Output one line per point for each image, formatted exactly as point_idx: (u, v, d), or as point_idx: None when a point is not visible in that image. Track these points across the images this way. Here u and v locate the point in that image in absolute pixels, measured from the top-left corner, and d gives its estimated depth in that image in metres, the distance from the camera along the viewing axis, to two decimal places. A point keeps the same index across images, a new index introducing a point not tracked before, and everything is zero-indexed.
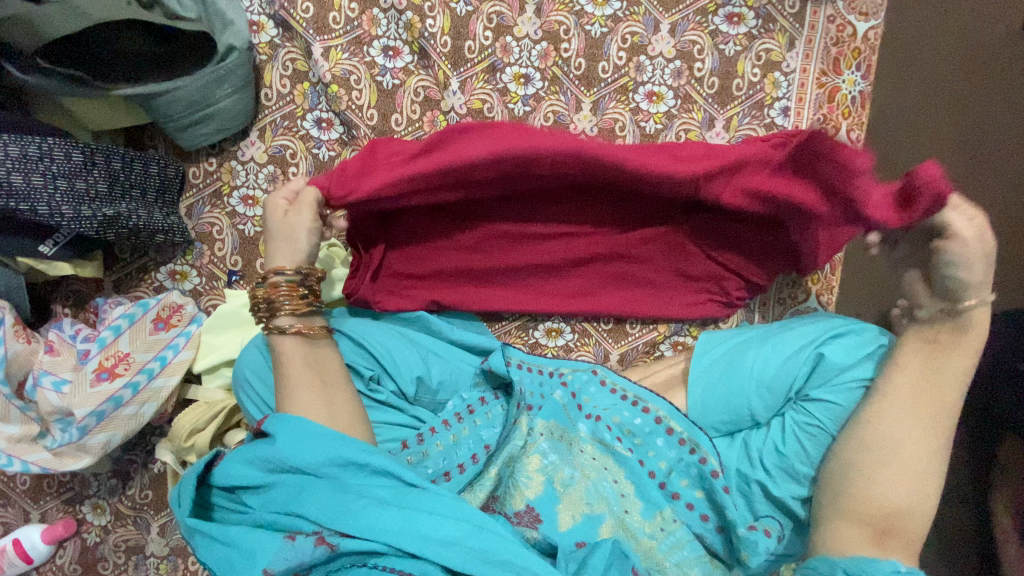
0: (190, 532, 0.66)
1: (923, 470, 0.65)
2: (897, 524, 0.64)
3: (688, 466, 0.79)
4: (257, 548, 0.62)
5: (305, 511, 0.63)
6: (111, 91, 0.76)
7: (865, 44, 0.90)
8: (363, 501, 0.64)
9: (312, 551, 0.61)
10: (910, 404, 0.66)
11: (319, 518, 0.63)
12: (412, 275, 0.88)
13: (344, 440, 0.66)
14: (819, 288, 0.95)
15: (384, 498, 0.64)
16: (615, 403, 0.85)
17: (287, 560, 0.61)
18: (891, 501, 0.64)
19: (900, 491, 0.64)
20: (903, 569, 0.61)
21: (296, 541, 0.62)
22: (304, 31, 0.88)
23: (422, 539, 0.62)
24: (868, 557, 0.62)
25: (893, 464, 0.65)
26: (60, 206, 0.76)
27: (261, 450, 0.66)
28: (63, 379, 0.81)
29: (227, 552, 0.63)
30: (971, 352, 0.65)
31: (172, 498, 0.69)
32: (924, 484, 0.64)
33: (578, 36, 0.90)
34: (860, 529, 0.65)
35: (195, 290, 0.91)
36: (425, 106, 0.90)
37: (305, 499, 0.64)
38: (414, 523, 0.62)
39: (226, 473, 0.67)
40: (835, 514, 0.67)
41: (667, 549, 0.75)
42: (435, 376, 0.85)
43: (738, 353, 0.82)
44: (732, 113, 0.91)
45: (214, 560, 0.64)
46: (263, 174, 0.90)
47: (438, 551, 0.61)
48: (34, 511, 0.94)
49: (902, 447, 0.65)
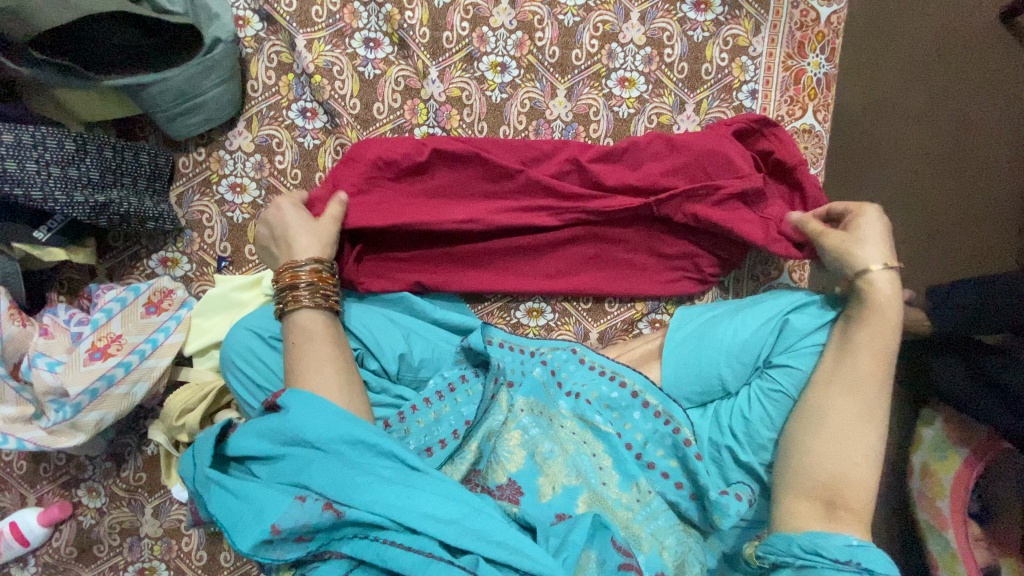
0: (207, 482, 0.68)
1: (863, 438, 0.70)
2: (841, 495, 0.68)
3: (662, 436, 0.81)
4: (267, 506, 0.63)
5: (312, 481, 0.65)
6: (102, 82, 0.80)
7: (828, 28, 0.95)
8: (368, 478, 0.65)
9: (319, 515, 0.62)
10: (856, 382, 0.72)
11: (326, 490, 0.64)
12: (395, 257, 0.91)
13: (356, 420, 0.67)
14: (791, 266, 0.99)
15: (388, 476, 0.66)
16: (594, 379, 0.87)
17: (295, 521, 0.61)
18: (827, 471, 0.69)
19: (846, 461, 0.69)
20: (854, 542, 0.64)
21: (305, 503, 0.63)
22: (288, 24, 0.92)
23: (425, 517, 0.63)
24: (821, 533, 0.65)
25: (834, 436, 0.70)
26: (53, 192, 0.80)
27: (274, 421, 0.67)
28: (57, 360, 0.84)
29: (240, 505, 0.65)
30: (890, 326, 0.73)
31: (183, 464, 0.72)
32: (856, 454, 0.69)
33: (552, 26, 0.94)
34: (812, 502, 0.69)
35: (185, 276, 0.94)
36: (405, 95, 0.93)
37: (313, 471, 0.65)
38: (417, 501, 0.64)
39: (241, 443, 0.68)
40: (788, 488, 0.71)
41: (642, 520, 0.77)
42: (416, 354, 0.87)
43: (710, 327, 0.85)
44: (702, 97, 0.95)
45: (224, 514, 0.65)
46: (250, 163, 0.93)
47: (437, 528, 0.63)
48: (31, 495, 0.97)
49: (842, 420, 0.71)
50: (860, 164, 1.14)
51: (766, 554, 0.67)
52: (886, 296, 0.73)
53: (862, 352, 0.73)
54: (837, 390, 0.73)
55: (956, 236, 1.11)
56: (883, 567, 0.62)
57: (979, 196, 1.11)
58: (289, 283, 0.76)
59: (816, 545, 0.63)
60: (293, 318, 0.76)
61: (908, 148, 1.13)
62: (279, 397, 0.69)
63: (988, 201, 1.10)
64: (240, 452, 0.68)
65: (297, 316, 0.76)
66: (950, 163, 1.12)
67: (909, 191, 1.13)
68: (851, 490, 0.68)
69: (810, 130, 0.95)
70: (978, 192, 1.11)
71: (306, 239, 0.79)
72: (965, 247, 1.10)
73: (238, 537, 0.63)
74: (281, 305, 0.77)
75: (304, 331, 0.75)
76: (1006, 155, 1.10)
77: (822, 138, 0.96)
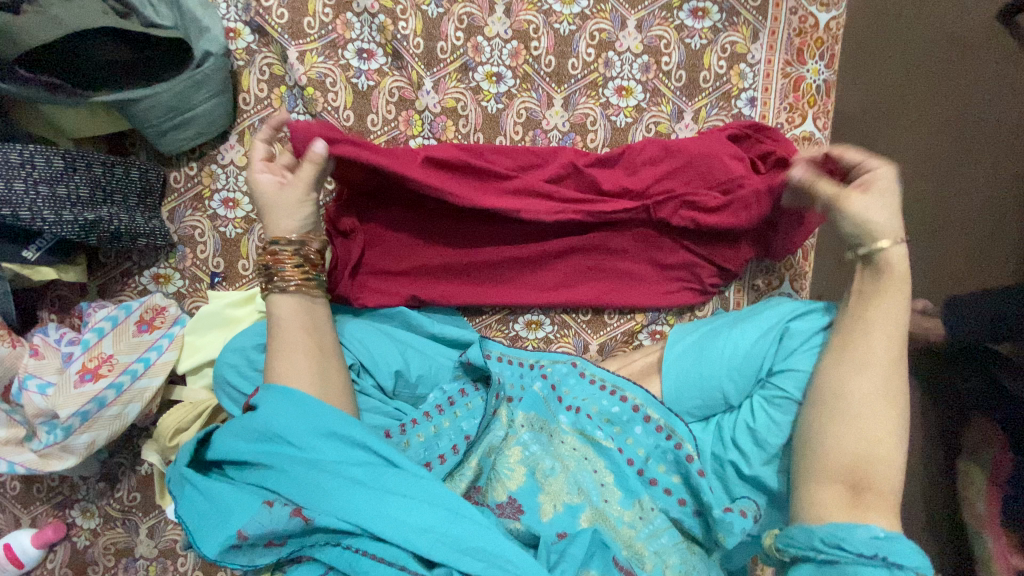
0: (182, 481, 0.66)
1: (879, 416, 0.66)
2: (864, 477, 0.65)
3: (664, 452, 0.79)
4: (236, 508, 0.62)
5: (284, 483, 0.63)
6: (92, 97, 0.79)
7: (827, 34, 0.93)
8: (339, 480, 0.63)
9: (287, 522, 0.61)
10: (856, 355, 0.69)
11: (295, 494, 0.62)
12: (392, 272, 0.89)
13: (333, 413, 0.66)
14: (792, 274, 0.97)
15: (359, 477, 0.63)
16: (594, 393, 0.85)
17: (262, 526, 0.61)
18: (851, 452, 0.66)
19: (858, 441, 0.66)
20: (881, 534, 0.61)
21: (272, 508, 0.62)
22: (280, 36, 0.90)
23: (395, 523, 0.62)
24: (843, 524, 0.62)
25: (846, 417, 0.67)
26: (41, 211, 0.78)
27: (248, 421, 0.65)
28: (48, 381, 0.83)
29: (209, 508, 0.64)
30: (897, 291, 0.69)
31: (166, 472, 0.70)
32: (878, 432, 0.66)
33: (547, 34, 0.93)
34: (835, 487, 0.66)
35: (178, 292, 0.93)
36: (400, 106, 0.92)
37: (285, 473, 0.63)
38: (387, 506, 0.62)
39: (221, 444, 0.67)
40: (808, 473, 0.68)
41: (645, 538, 0.75)
42: (414, 370, 0.86)
43: (709, 339, 0.84)
44: (700, 105, 0.94)
45: (191, 516, 0.64)
46: (242, 177, 0.92)
47: (409, 537, 0.61)
48: (24, 516, 0.95)
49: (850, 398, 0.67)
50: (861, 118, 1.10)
51: (784, 547, 0.66)
52: (899, 265, 0.69)
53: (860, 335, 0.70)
54: (843, 367, 0.69)
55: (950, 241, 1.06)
56: (912, 560, 0.59)
57: (978, 201, 1.06)
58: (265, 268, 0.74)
59: (838, 538, 0.61)
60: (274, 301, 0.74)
61: (906, 147, 1.09)
62: (254, 397, 0.68)
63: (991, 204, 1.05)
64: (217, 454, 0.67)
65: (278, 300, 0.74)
66: (949, 165, 1.08)
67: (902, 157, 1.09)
68: (878, 471, 0.65)
69: (810, 137, 0.94)
70: (981, 194, 1.06)
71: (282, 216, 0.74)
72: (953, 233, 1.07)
73: (202, 541, 0.62)
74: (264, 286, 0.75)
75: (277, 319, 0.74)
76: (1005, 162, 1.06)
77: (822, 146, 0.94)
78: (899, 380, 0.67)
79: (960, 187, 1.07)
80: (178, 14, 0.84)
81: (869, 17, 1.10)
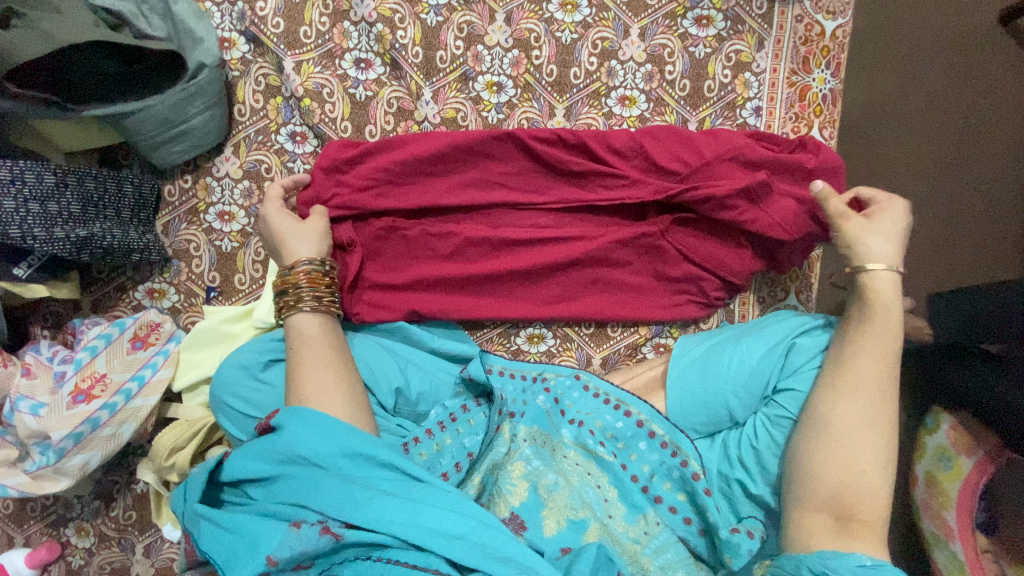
0: (197, 517, 0.63)
1: (869, 441, 0.65)
2: (849, 506, 0.63)
3: (670, 469, 0.77)
4: (262, 535, 0.58)
5: (311, 500, 0.59)
6: (83, 111, 0.77)
7: (834, 42, 0.92)
8: (368, 493, 0.60)
9: (316, 541, 0.57)
10: (856, 380, 0.67)
11: (324, 508, 0.59)
12: (392, 286, 0.87)
13: (356, 431, 0.63)
14: (798, 286, 0.96)
15: (388, 490, 0.60)
16: (598, 408, 0.83)
17: (291, 547, 0.57)
18: (837, 483, 0.64)
19: (846, 472, 0.64)
20: (868, 562, 0.59)
21: (300, 530, 0.58)
22: (276, 46, 0.88)
23: (428, 532, 0.58)
24: (831, 553, 0.60)
25: (831, 444, 0.65)
26: (32, 229, 0.77)
27: (271, 441, 0.62)
28: (40, 402, 0.81)
29: (232, 539, 0.60)
30: (888, 320, 0.68)
31: (174, 504, 0.67)
32: (864, 462, 0.64)
33: (549, 43, 0.91)
34: (821, 517, 0.64)
35: (173, 307, 0.91)
36: (398, 117, 0.90)
37: (311, 492, 0.60)
38: (419, 514, 0.59)
39: (235, 467, 0.64)
40: (796, 502, 0.66)
41: (651, 553, 0.72)
42: (414, 388, 0.84)
43: (714, 355, 0.82)
44: (705, 115, 0.92)
45: (216, 550, 0.60)
46: (238, 190, 0.90)
47: (444, 544, 0.58)
48: (17, 536, 0.93)
49: (840, 424, 0.66)
50: (876, 115, 1.09)
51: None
52: (882, 287, 0.69)
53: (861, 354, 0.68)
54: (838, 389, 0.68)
55: (941, 245, 1.05)
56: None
57: (972, 203, 1.05)
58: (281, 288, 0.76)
59: (827, 567, 0.59)
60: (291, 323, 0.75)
61: (905, 151, 1.07)
62: (271, 418, 0.65)
63: (983, 205, 1.04)
64: (234, 478, 0.64)
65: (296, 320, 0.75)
66: (947, 167, 1.06)
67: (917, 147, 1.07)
68: (863, 501, 0.63)
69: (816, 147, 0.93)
70: (974, 197, 1.05)
71: (297, 242, 0.78)
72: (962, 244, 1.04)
73: (231, 570, 0.58)
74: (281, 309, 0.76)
75: (302, 336, 0.74)
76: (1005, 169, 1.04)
77: None
78: (885, 405, 0.66)
79: (955, 193, 1.06)
80: (170, 24, 0.82)
81: (882, 13, 1.08)
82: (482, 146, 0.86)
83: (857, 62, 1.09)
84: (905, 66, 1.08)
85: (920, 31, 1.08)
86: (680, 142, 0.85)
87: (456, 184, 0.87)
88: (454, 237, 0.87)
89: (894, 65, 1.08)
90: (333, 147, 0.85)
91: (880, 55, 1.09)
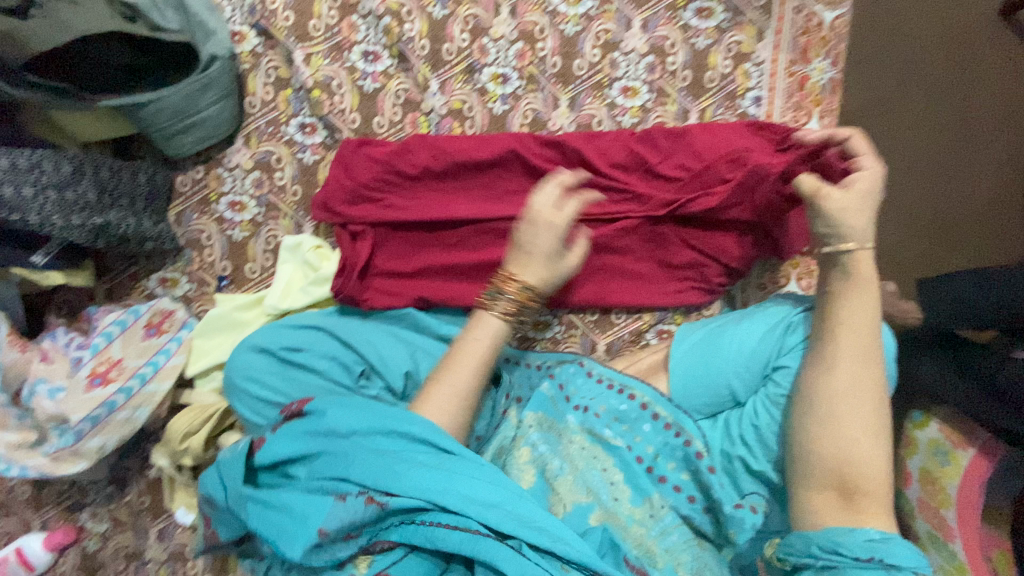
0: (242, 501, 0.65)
1: (876, 413, 0.66)
2: (851, 478, 0.64)
3: (674, 449, 0.79)
4: (310, 510, 0.60)
5: (351, 474, 0.60)
6: (100, 103, 0.79)
7: (831, 33, 0.94)
8: (406, 464, 0.60)
9: (363, 510, 0.59)
10: (865, 350, 0.67)
11: (365, 479, 0.59)
12: (400, 272, 0.89)
13: (386, 409, 0.64)
14: (798, 274, 0.98)
15: (425, 461, 0.61)
16: (602, 393, 0.84)
17: (341, 519, 0.58)
18: (853, 457, 0.64)
19: (859, 446, 0.65)
20: (877, 536, 0.60)
21: (346, 502, 0.59)
22: (286, 39, 0.90)
23: (466, 499, 0.59)
24: (840, 529, 0.61)
25: (844, 418, 0.65)
26: (50, 216, 0.78)
27: (310, 422, 0.64)
28: (58, 386, 0.83)
29: (281, 518, 0.61)
30: (869, 291, 0.68)
31: (206, 484, 0.69)
32: (855, 431, 0.65)
33: (553, 35, 0.93)
34: (825, 492, 0.66)
35: (185, 296, 0.93)
36: (406, 108, 0.92)
37: (350, 465, 0.61)
38: (455, 483, 0.60)
39: (269, 449, 0.64)
40: (799, 480, 0.67)
41: (656, 536, 0.74)
42: (424, 371, 0.81)
43: (715, 337, 0.82)
44: (706, 105, 0.94)
45: (265, 528, 0.62)
46: (249, 180, 0.92)
47: (482, 512, 0.59)
48: (34, 520, 0.95)
49: (842, 401, 0.66)
50: (882, 100, 1.09)
51: (785, 556, 0.64)
52: (864, 266, 0.69)
53: (844, 329, 0.68)
54: (841, 369, 0.67)
55: (930, 241, 1.07)
56: (910, 562, 0.58)
57: (963, 199, 1.07)
58: (498, 284, 0.71)
59: (835, 543, 0.60)
60: (486, 317, 0.72)
61: (905, 145, 1.09)
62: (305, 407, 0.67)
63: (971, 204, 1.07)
64: (271, 461, 0.64)
65: (493, 321, 0.71)
66: (942, 161, 1.08)
67: (915, 139, 1.09)
68: (864, 475, 0.64)
69: None
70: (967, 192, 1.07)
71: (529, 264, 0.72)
72: (950, 244, 1.07)
73: (289, 547, 0.59)
74: (482, 297, 0.73)
75: (477, 338, 0.71)
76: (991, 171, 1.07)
77: None
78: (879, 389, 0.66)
79: (946, 192, 1.08)
80: (183, 17, 0.83)
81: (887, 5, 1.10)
82: (491, 142, 0.89)
83: (867, 40, 1.08)
84: (910, 55, 1.09)
85: (927, 24, 1.09)
86: (676, 144, 0.88)
87: (461, 173, 0.89)
88: (460, 224, 0.89)
89: (900, 53, 1.09)
90: (350, 149, 0.88)
91: (891, 42, 1.08)
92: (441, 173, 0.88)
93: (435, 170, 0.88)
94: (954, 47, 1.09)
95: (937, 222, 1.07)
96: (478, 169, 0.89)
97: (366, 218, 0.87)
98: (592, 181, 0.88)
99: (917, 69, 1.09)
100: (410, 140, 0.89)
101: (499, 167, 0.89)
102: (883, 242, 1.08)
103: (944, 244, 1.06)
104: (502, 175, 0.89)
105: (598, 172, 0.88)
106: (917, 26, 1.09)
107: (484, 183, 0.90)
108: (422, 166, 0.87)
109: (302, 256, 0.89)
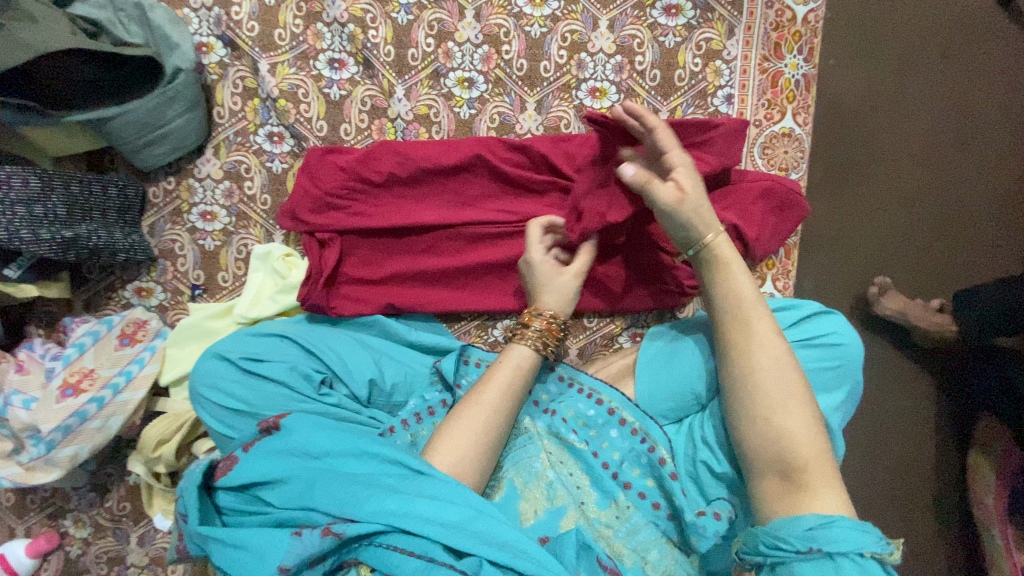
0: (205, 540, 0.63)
1: (780, 381, 0.62)
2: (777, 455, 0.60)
3: (639, 455, 0.76)
4: (271, 547, 0.59)
5: (318, 501, 0.59)
6: (64, 118, 0.80)
7: (805, 27, 0.91)
8: (370, 489, 0.59)
9: (319, 543, 0.56)
10: (742, 327, 0.65)
11: (330, 508, 0.58)
12: (369, 280, 0.89)
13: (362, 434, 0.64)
14: (774, 274, 0.95)
15: (391, 485, 0.59)
16: (572, 397, 0.81)
17: (299, 554, 0.56)
18: (765, 436, 0.61)
19: (771, 422, 0.61)
20: (817, 523, 0.54)
21: (303, 536, 0.57)
22: (251, 49, 0.91)
23: (426, 521, 0.57)
24: (781, 520, 0.56)
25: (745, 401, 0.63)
26: (18, 230, 0.80)
27: (278, 441, 0.64)
28: (32, 397, 0.86)
29: (244, 555, 0.60)
30: (730, 274, 0.67)
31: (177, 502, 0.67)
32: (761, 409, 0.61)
33: (518, 38, 0.92)
34: (768, 479, 0.60)
35: (160, 305, 0.94)
36: (372, 115, 0.92)
37: (317, 490, 0.59)
38: (415, 505, 0.57)
39: (244, 469, 0.64)
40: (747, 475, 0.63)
41: (623, 536, 0.72)
42: (388, 378, 0.82)
43: (682, 342, 0.80)
44: (676, 104, 0.93)
45: (230, 564, 0.60)
46: (219, 190, 0.93)
47: (442, 534, 0.56)
48: (19, 527, 0.97)
49: (741, 386, 0.63)
50: (880, 93, 1.07)
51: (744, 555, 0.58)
52: (720, 248, 0.68)
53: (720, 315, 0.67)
54: (738, 354, 0.64)
55: (923, 237, 1.07)
56: (856, 544, 0.52)
57: (965, 192, 1.07)
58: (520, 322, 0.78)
59: (776, 538, 0.55)
60: (510, 349, 0.76)
61: (905, 138, 1.07)
62: (281, 421, 0.67)
63: (965, 198, 1.07)
64: (240, 484, 0.64)
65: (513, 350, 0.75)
66: (940, 156, 1.07)
67: (915, 132, 1.07)
68: (788, 447, 0.59)
69: (789, 133, 0.93)
70: (966, 185, 1.07)
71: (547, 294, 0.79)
72: (943, 241, 1.07)
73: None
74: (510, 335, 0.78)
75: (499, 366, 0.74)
76: (987, 166, 1.06)
77: (802, 142, 0.93)
78: (777, 360, 0.63)
79: (942, 186, 1.07)
80: (147, 30, 0.85)
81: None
82: (458, 147, 0.88)
83: (855, 31, 1.07)
84: (909, 46, 1.06)
85: (926, 15, 1.07)
86: None
87: (426, 179, 0.88)
88: (430, 233, 0.89)
89: (904, 41, 1.06)
90: (315, 157, 0.88)
91: (901, 25, 1.07)
92: (408, 180, 0.88)
93: (401, 176, 0.87)
94: (951, 38, 1.06)
95: (940, 217, 1.07)
96: (444, 174, 0.88)
97: (333, 226, 0.87)
98: (559, 184, 0.87)
99: (914, 59, 1.06)
100: (375, 146, 0.88)
101: (466, 172, 0.88)
102: (875, 243, 1.08)
103: (945, 239, 1.07)
104: (469, 179, 0.89)
105: (563, 175, 0.87)
106: (919, 14, 1.07)
107: (450, 189, 0.89)
108: (388, 172, 0.87)
109: (271, 265, 0.90)
